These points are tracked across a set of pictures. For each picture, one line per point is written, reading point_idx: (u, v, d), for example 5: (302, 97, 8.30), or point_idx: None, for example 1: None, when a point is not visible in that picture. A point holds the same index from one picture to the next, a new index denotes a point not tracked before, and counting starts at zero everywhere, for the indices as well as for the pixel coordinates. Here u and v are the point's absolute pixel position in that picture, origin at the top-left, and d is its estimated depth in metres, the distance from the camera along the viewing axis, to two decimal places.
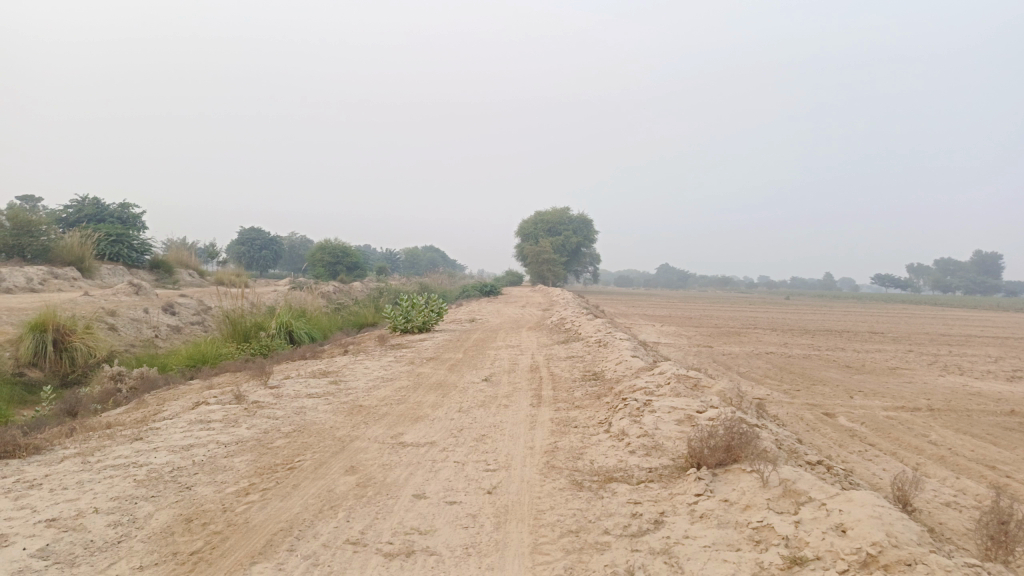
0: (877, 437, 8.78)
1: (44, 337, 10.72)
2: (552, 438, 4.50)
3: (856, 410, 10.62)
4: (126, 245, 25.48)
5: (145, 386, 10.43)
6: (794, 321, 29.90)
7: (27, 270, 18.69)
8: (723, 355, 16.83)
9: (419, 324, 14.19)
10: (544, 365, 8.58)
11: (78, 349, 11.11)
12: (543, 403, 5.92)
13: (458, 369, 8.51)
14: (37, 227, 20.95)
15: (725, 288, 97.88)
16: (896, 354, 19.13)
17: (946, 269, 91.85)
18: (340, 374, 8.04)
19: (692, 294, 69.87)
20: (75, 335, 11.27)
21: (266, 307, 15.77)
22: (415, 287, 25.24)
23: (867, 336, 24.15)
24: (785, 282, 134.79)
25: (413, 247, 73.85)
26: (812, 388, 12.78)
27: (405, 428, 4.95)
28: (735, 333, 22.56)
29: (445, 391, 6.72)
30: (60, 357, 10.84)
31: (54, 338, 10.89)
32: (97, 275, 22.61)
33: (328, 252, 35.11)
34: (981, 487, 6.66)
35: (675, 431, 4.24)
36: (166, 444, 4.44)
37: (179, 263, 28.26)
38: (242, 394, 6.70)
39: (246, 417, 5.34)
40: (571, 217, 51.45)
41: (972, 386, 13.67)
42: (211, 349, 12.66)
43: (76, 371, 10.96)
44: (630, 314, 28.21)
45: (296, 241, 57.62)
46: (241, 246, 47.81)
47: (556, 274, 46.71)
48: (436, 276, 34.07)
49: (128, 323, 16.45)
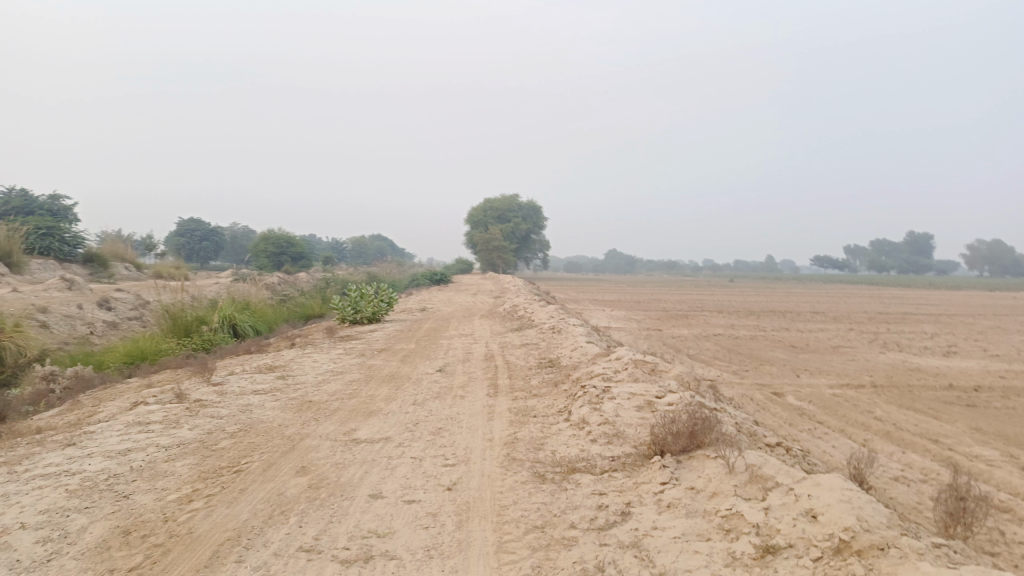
0: (826, 415, 8.96)
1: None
2: (510, 429, 4.39)
3: (804, 389, 10.84)
4: (57, 238, 24.38)
5: (80, 385, 9.95)
6: (740, 302, 30.47)
7: None
8: (673, 338, 17.02)
9: (369, 314, 13.93)
10: (499, 354, 8.48)
11: (6, 348, 10.54)
12: (500, 393, 5.81)
13: (410, 359, 8.34)
14: None
15: (671, 272, 99.49)
16: (838, 333, 19.66)
17: (881, 250, 95.15)
18: (288, 369, 7.78)
19: (640, 278, 70.73)
20: (3, 334, 10.68)
21: (208, 300, 15.25)
22: (364, 277, 24.83)
23: (810, 316, 24.79)
24: (729, 266, 137.76)
25: (360, 237, 72.85)
26: (760, 368, 13.01)
27: (358, 423, 4.78)
28: (684, 316, 22.89)
29: (398, 383, 6.55)
30: None
31: None
32: (26, 270, 21.56)
33: (273, 243, 34.31)
34: (926, 461, 6.84)
35: (636, 417, 4.18)
36: (101, 449, 4.17)
37: (115, 256, 27.20)
38: (185, 393, 6.40)
39: (188, 417, 5.09)
40: (520, 204, 51.47)
41: (912, 362, 14.12)
42: (151, 345, 12.17)
43: (6, 371, 10.39)
44: (580, 300, 28.35)
45: (239, 232, 56.17)
46: (180, 238, 46.37)
47: (505, 261, 46.65)
48: (385, 265, 33.65)
49: (61, 320, 15.72)
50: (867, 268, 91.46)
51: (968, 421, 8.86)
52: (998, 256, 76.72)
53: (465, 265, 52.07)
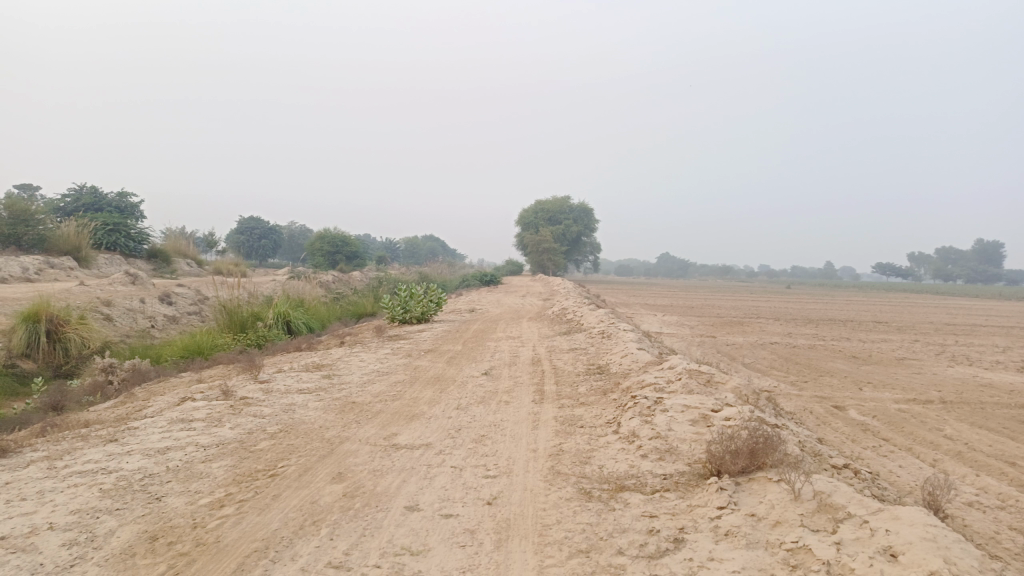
0: (891, 432, 8.48)
1: (35, 328, 10.42)
2: (556, 439, 4.19)
3: (867, 403, 10.31)
4: (124, 234, 25.16)
5: (137, 377, 10.13)
6: (798, 310, 29.53)
7: (23, 259, 18.39)
8: (727, 346, 16.52)
9: (418, 314, 13.88)
10: (546, 358, 8.27)
11: (71, 340, 10.82)
12: (546, 400, 5.60)
13: (456, 361, 8.19)
14: (33, 216, 20.65)
15: (724, 278, 97.70)
16: (902, 344, 18.82)
17: (948, 258, 91.44)
18: (334, 368, 7.72)
19: (694, 282, 69.55)
20: (69, 326, 10.99)
21: (263, 297, 15.44)
22: (415, 277, 24.94)
23: (871, 326, 23.84)
24: (786, 272, 134.51)
25: (413, 237, 73.49)
26: (820, 379, 12.46)
27: (399, 427, 4.64)
28: (739, 323, 22.27)
29: (442, 386, 6.40)
30: (53, 348, 10.56)
31: (47, 329, 10.60)
32: (93, 265, 22.27)
33: (328, 242, 34.82)
34: (1003, 486, 6.37)
35: (690, 432, 3.93)
36: (141, 447, 4.12)
37: (177, 252, 27.95)
38: (231, 390, 6.38)
39: (231, 416, 5.03)
40: (571, 206, 51.13)
41: (984, 378, 13.35)
42: (206, 340, 12.35)
43: (70, 362, 10.67)
44: (632, 304, 27.93)
45: (295, 231, 57.27)
46: (240, 236, 47.52)
47: (556, 263, 46.39)
48: (437, 265, 33.77)
49: (123, 313, 16.14)
50: (932, 276, 87.99)
51: None
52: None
53: (516, 266, 51.97)
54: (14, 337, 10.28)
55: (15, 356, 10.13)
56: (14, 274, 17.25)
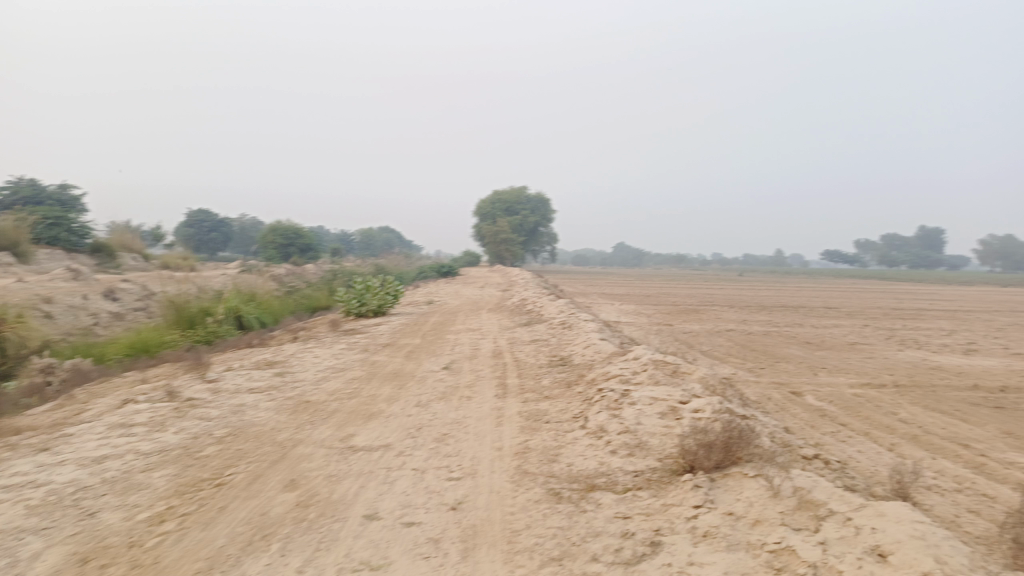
0: (848, 417, 8.56)
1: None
2: (522, 437, 4.02)
3: (824, 388, 10.42)
4: (65, 228, 24.17)
5: (79, 377, 9.66)
6: (752, 297, 29.94)
7: None
8: (684, 334, 16.61)
9: (374, 307, 13.59)
10: (507, 351, 8.11)
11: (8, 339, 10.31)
12: (509, 394, 5.43)
13: (415, 356, 7.97)
14: None
15: (679, 266, 99.02)
16: (854, 329, 19.20)
17: (892, 244, 94.23)
18: (287, 365, 7.42)
19: (650, 271, 70.30)
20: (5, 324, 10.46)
21: (214, 291, 14.94)
22: (371, 269, 24.52)
23: (823, 312, 24.29)
24: (738, 260, 136.99)
25: (368, 229, 72.55)
26: (777, 365, 12.57)
27: (357, 428, 4.42)
28: (696, 311, 22.45)
29: (400, 382, 6.18)
30: None
31: None
32: (33, 260, 21.33)
33: (280, 234, 34.06)
34: (959, 468, 6.45)
35: (660, 426, 3.81)
36: (76, 456, 3.82)
37: (122, 246, 26.99)
38: (177, 391, 6.05)
39: (175, 419, 4.73)
40: (528, 196, 51.03)
41: (933, 361, 13.64)
42: (154, 337, 11.86)
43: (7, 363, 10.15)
44: (590, 293, 27.99)
45: (246, 223, 55.98)
46: (189, 229, 46.25)
47: (513, 254, 46.29)
48: (393, 257, 33.35)
49: (65, 310, 15.46)
50: (877, 263, 90.56)
51: (999, 424, 8.44)
52: (1012, 252, 75.84)
53: (473, 257, 51.71)
54: None
55: None
56: None
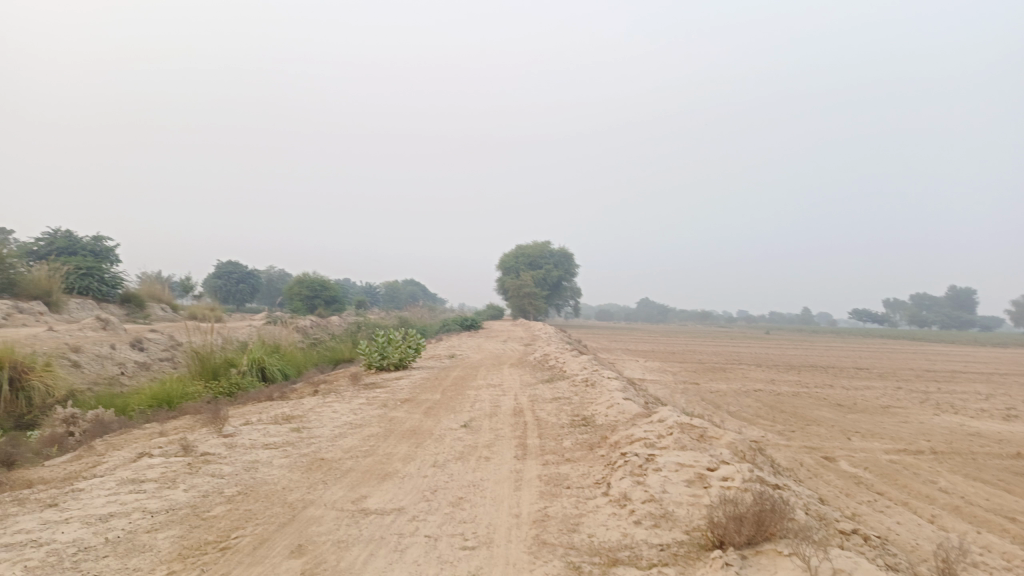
0: (884, 485, 8.19)
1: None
2: (541, 502, 3.85)
3: (857, 454, 10.03)
4: (97, 279, 24.64)
5: (100, 428, 9.66)
6: (779, 356, 29.40)
7: None
8: (711, 393, 16.25)
9: (396, 361, 13.50)
10: (528, 409, 7.92)
11: (35, 388, 10.46)
12: (529, 456, 5.26)
13: (434, 412, 7.83)
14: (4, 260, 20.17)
15: (704, 323, 98.07)
16: (886, 391, 18.66)
17: (922, 304, 92.65)
18: (305, 420, 7.32)
19: (675, 327, 69.72)
20: (34, 373, 10.63)
21: (238, 342, 14.98)
22: (394, 322, 24.56)
23: (853, 373, 23.70)
24: (765, 318, 135.44)
25: (393, 282, 73.10)
26: (807, 428, 12.18)
27: (370, 489, 4.27)
28: (722, 369, 22.03)
29: (418, 440, 6.03)
30: (15, 397, 10.17)
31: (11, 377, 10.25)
32: (64, 309, 21.68)
33: (306, 286, 34.39)
34: (1005, 543, 6.09)
35: (686, 495, 3.62)
36: (81, 513, 3.72)
37: (151, 296, 27.40)
38: (192, 445, 5.96)
39: (187, 476, 4.63)
40: (552, 251, 51.21)
41: (971, 426, 13.14)
42: (176, 387, 11.85)
43: (33, 412, 10.26)
44: (613, 349, 27.68)
45: (274, 275, 56.70)
46: (218, 280, 46.93)
47: (537, 308, 46.21)
48: (416, 310, 33.45)
49: (92, 360, 15.59)
50: (908, 323, 88.93)
51: None
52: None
53: (497, 311, 51.70)
54: None
55: None
56: None
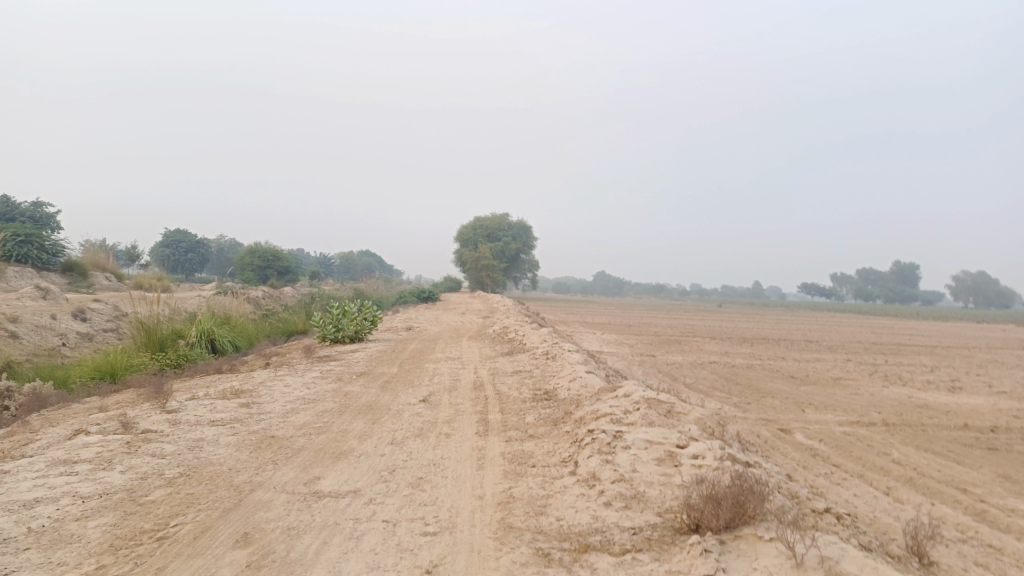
0: (840, 457, 8.26)
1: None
2: (505, 483, 3.66)
3: (812, 426, 10.14)
4: (36, 246, 23.56)
5: (38, 402, 9.17)
6: (733, 329, 29.83)
7: None
8: (668, 366, 16.32)
9: (351, 333, 13.18)
10: (488, 383, 7.73)
11: None
12: (491, 432, 5.07)
13: (391, 386, 7.59)
14: None
15: (658, 295, 99.36)
16: (837, 364, 19.03)
17: (868, 278, 95.31)
18: (255, 395, 7.01)
19: (632, 300, 70.40)
20: None
21: (187, 313, 14.44)
22: (350, 294, 24.08)
23: (804, 345, 24.16)
24: (717, 291, 137.82)
25: (348, 253, 71.98)
26: (763, 401, 12.28)
27: (323, 469, 4.03)
28: (678, 342, 22.21)
29: (374, 416, 5.79)
30: None
31: None
32: (1, 278, 20.65)
33: (259, 256, 33.55)
34: (959, 514, 6.16)
35: (657, 474, 3.48)
36: (3, 500, 3.38)
37: (95, 265, 26.36)
38: (133, 422, 5.61)
39: (125, 456, 4.31)
40: (510, 223, 50.92)
41: (918, 398, 13.44)
42: (121, 359, 11.34)
43: None
44: (571, 322, 27.70)
45: (224, 244, 55.22)
46: (166, 249, 45.50)
47: (495, 280, 46.01)
48: (373, 281, 32.91)
49: (31, 330, 14.88)
50: (854, 297, 91.30)
51: (993, 467, 8.19)
52: (984, 289, 77.15)
53: (453, 283, 51.32)
54: None
55: None
56: None
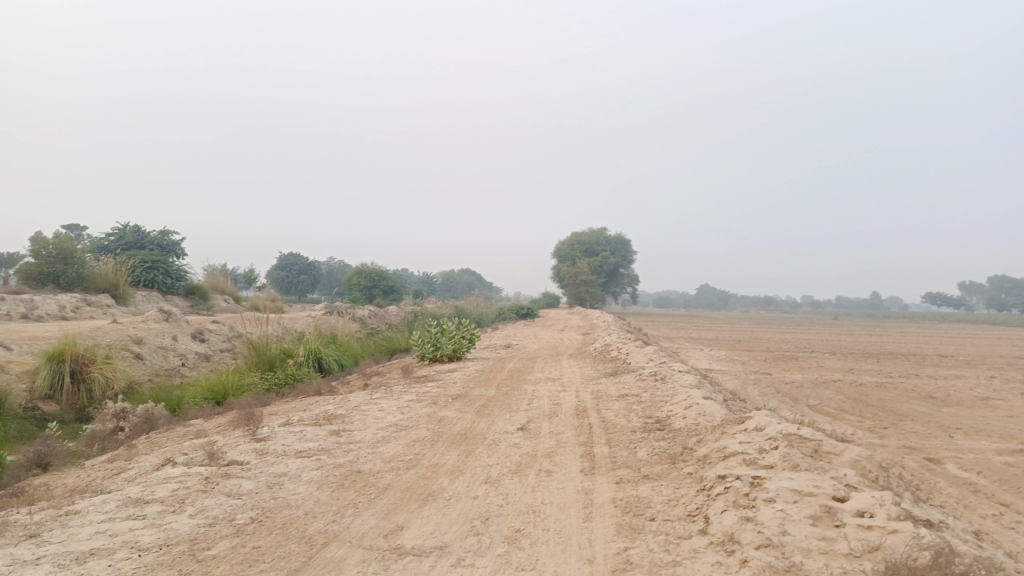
0: (1007, 494, 7.04)
1: (57, 369, 9.90)
2: (622, 543, 3.03)
3: (965, 456, 8.83)
4: (162, 271, 24.80)
5: (153, 423, 9.29)
6: (853, 343, 27.74)
7: (60, 297, 18.07)
8: (786, 384, 15.06)
9: (450, 352, 12.84)
10: (592, 408, 7.07)
11: (96, 380, 10.29)
12: (599, 470, 4.44)
13: (488, 411, 7.06)
14: (74, 253, 20.40)
15: (767, 307, 95.28)
16: (979, 382, 17.07)
17: (1002, 285, 87.67)
18: (348, 421, 6.65)
19: (741, 314, 67.60)
20: (94, 366, 10.45)
21: (294, 334, 14.55)
22: (451, 312, 23.99)
23: (938, 360, 22.00)
24: (830, 303, 130.90)
25: (450, 272, 73.01)
26: (900, 425, 10.95)
27: (408, 517, 3.51)
28: (794, 358, 20.69)
29: (468, 447, 5.26)
30: (77, 390, 10.03)
31: (72, 369, 10.10)
32: (131, 302, 21.77)
33: (365, 276, 34.23)
34: None
35: (817, 541, 2.75)
36: (58, 551, 3.04)
37: (214, 288, 27.54)
38: (220, 452, 5.32)
39: (200, 496, 3.96)
40: (609, 237, 50.02)
41: None
42: (232, 379, 11.43)
43: (93, 405, 10.11)
44: (676, 338, 26.59)
45: (333, 265, 57.04)
46: (280, 271, 47.50)
47: (595, 296, 45.18)
48: (474, 299, 32.88)
49: (154, 351, 15.45)
50: (986, 306, 84.04)
51: None
52: None
53: (553, 299, 50.87)
54: (39, 377, 9.78)
55: (37, 399, 9.56)
56: (50, 313, 16.90)
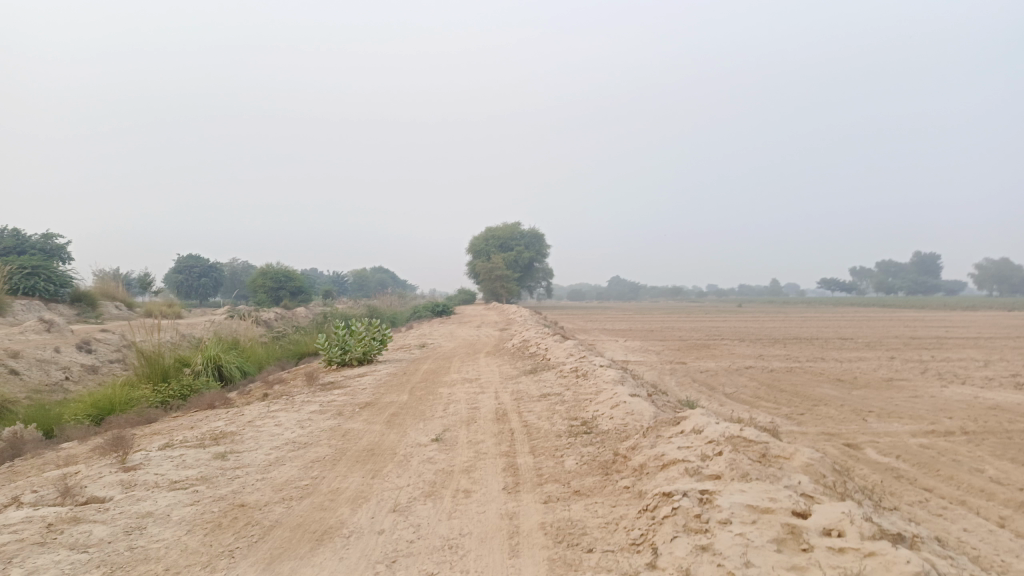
0: (929, 478, 6.96)
1: None
2: None
3: (883, 439, 8.83)
4: (44, 277, 22.73)
5: (23, 448, 8.18)
6: (760, 329, 28.49)
7: None
8: (702, 373, 15.05)
9: (359, 355, 12.07)
10: (512, 411, 6.56)
11: None
12: (524, 487, 3.91)
13: (399, 421, 6.42)
14: None
15: (675, 297, 97.96)
16: (881, 363, 17.64)
17: (888, 270, 93.30)
18: (241, 439, 5.89)
19: (650, 306, 69.09)
20: None
21: (192, 341, 13.41)
22: (362, 312, 23.02)
23: (840, 343, 22.76)
24: (733, 292, 135.90)
25: (362, 270, 71.23)
26: (816, 410, 10.96)
27: (295, 566, 2.88)
28: (706, 346, 20.90)
29: (375, 466, 4.64)
30: None
31: None
32: (9, 311, 19.79)
33: (271, 277, 32.63)
34: None
35: (786, 572, 2.31)
36: None
37: (105, 294, 25.51)
38: (79, 488, 4.49)
39: (35, 552, 3.18)
40: (522, 232, 49.86)
41: (985, 399, 12.05)
42: (119, 393, 10.29)
43: None
44: (591, 330, 26.57)
45: (237, 267, 54.42)
46: (180, 275, 44.89)
47: (509, 290, 44.87)
48: (387, 298, 31.93)
49: (32, 365, 13.93)
50: (875, 290, 89.21)
51: None
52: (1010, 276, 74.72)
53: (467, 296, 50.22)
54: None
55: None
56: None
